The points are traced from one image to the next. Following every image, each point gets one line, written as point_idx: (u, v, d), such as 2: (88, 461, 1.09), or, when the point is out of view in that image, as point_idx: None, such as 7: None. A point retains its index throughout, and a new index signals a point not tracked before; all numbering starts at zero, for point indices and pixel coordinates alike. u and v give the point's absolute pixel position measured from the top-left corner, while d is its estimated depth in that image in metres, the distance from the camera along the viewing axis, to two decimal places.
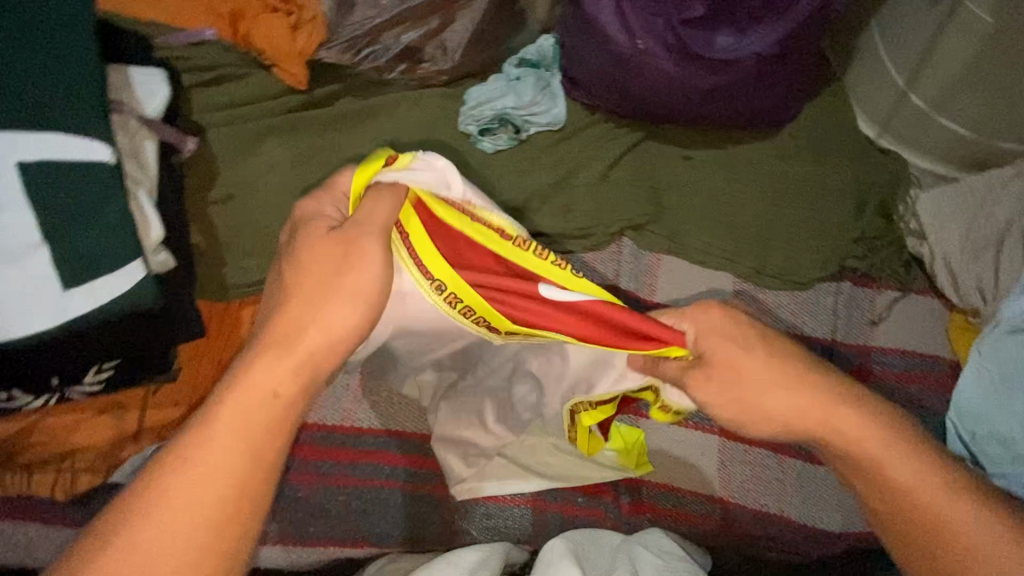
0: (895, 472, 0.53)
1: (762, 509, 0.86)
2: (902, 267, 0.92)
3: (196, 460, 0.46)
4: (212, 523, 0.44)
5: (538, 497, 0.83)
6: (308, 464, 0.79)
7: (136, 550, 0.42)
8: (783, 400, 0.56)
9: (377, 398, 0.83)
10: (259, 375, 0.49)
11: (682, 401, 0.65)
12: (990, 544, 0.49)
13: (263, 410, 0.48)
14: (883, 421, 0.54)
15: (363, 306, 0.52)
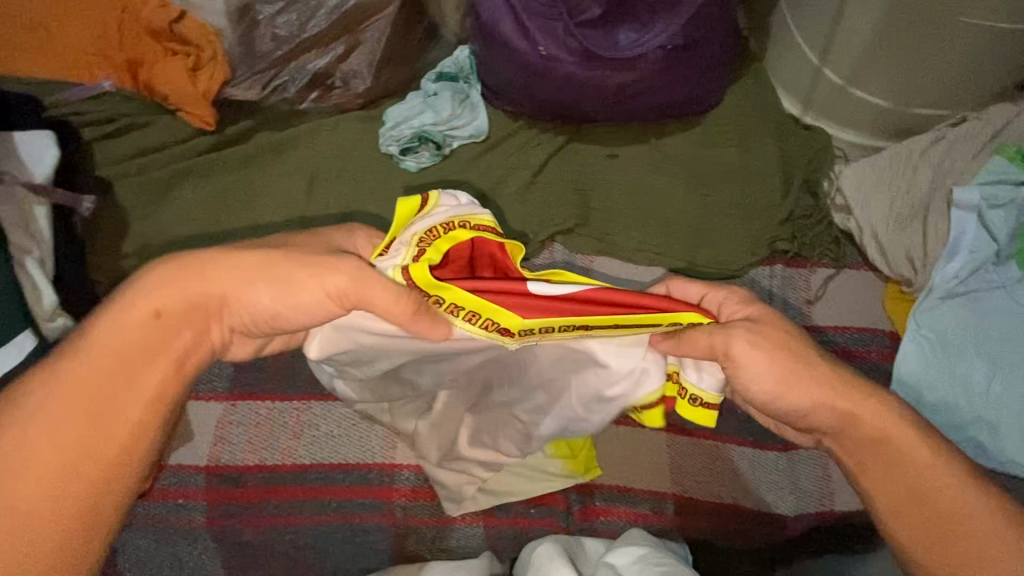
0: (856, 439, 0.55)
1: (717, 500, 0.86)
2: (833, 244, 0.92)
3: (67, 386, 0.47)
4: (65, 464, 0.45)
5: (489, 514, 0.83)
6: (253, 506, 0.79)
7: None
8: (804, 376, 0.56)
9: (318, 431, 0.82)
10: (145, 304, 0.49)
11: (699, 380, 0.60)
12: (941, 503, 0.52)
13: (142, 354, 0.49)
14: (818, 405, 0.55)
15: (276, 291, 0.53)
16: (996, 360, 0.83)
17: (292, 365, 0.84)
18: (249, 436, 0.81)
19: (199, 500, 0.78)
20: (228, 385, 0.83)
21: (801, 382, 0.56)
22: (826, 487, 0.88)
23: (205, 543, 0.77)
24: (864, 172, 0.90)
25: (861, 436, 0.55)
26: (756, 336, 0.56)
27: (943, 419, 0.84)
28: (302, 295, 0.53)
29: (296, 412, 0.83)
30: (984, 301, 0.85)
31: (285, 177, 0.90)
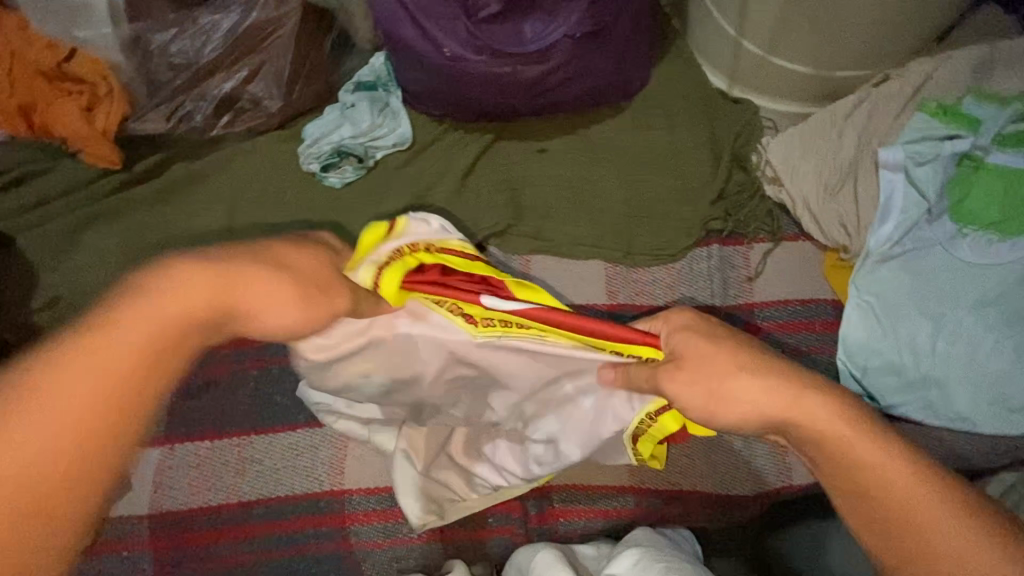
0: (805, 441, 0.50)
1: (675, 488, 0.86)
2: (766, 216, 0.91)
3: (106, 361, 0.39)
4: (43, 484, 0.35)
5: (446, 528, 0.82)
6: (201, 550, 0.77)
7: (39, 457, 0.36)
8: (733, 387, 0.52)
9: (262, 465, 0.81)
10: (177, 299, 0.42)
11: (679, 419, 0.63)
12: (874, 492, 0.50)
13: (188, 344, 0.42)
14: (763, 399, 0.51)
15: (278, 312, 0.46)
16: (939, 318, 0.83)
17: (229, 401, 0.83)
18: (191, 479, 0.80)
19: (144, 549, 0.77)
20: (163, 428, 0.81)
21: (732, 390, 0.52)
22: (784, 463, 0.87)
23: None
24: (791, 142, 0.89)
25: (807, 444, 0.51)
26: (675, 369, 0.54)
27: (893, 382, 0.83)
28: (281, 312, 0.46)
29: (237, 447, 0.81)
30: (922, 260, 0.84)
31: (205, 209, 0.87)
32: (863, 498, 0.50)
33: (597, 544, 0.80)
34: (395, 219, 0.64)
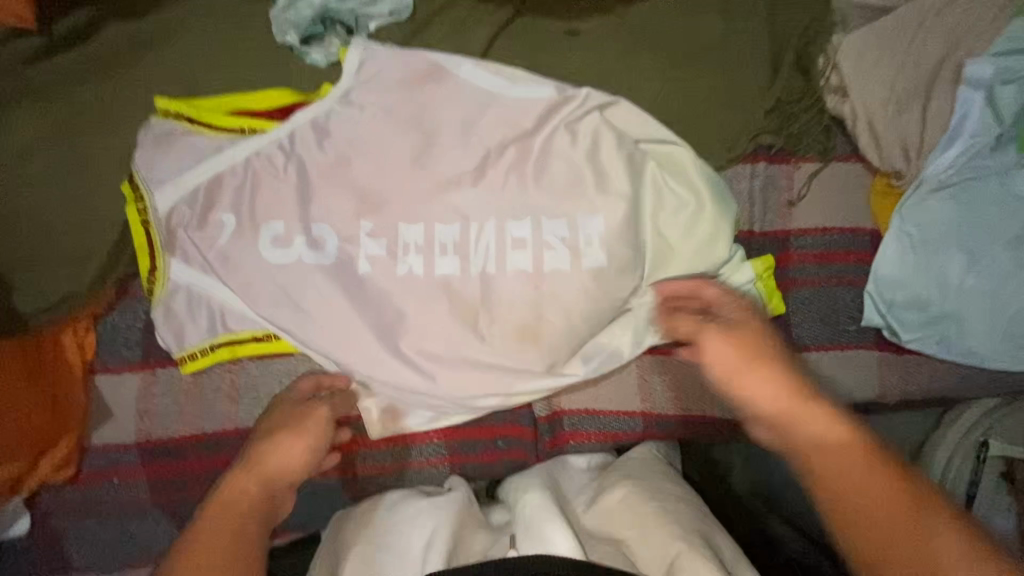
0: (792, 431, 0.58)
1: (685, 413, 0.83)
2: (822, 133, 0.82)
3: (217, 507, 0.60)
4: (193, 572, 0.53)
5: (454, 453, 0.80)
6: (200, 479, 0.72)
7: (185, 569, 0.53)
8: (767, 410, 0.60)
9: (258, 392, 0.74)
10: (287, 454, 0.65)
11: (200, 343, 0.71)
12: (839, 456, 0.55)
13: (246, 491, 0.61)
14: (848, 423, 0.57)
15: (298, 437, 0.66)
16: (974, 252, 0.78)
17: (195, 316, 0.71)
18: (179, 408, 0.72)
19: (137, 479, 0.71)
20: (141, 352, 0.71)
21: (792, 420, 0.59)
22: None
23: (153, 516, 0.72)
24: (865, 45, 0.80)
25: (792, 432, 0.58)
26: (335, 329, 0.74)
27: (916, 317, 0.80)
28: (276, 201, 0.72)
29: (229, 373, 0.73)
30: (975, 191, 0.78)
31: (152, 88, 0.72)
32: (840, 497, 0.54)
33: (590, 457, 0.81)
34: (216, 119, 0.71)
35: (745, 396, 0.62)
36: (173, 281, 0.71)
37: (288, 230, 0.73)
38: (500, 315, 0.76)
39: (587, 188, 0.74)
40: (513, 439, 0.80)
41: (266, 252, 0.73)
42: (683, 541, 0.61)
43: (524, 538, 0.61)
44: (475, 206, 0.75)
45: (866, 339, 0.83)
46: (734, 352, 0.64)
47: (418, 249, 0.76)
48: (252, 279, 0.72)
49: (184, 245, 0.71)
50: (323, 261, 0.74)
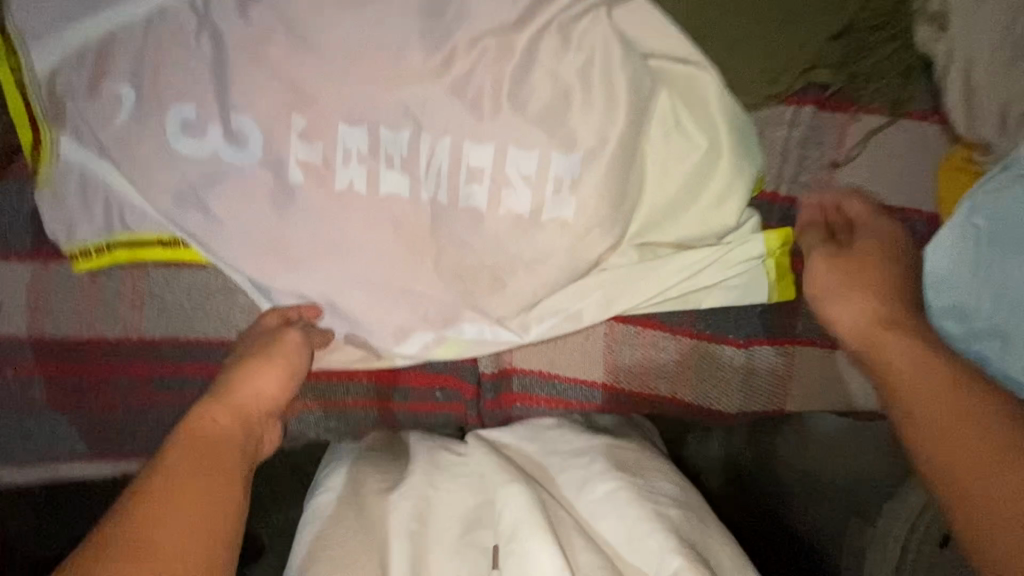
0: (884, 355, 0.55)
1: (652, 393, 0.72)
2: (900, 78, 0.63)
3: (192, 446, 0.50)
4: (183, 522, 0.44)
5: (385, 397, 0.72)
6: (100, 383, 0.66)
7: (164, 515, 0.44)
8: (888, 343, 0.55)
9: (165, 302, 0.65)
10: (260, 390, 0.57)
11: (96, 237, 0.63)
12: (912, 369, 0.53)
13: (221, 428, 0.53)
14: (921, 356, 0.53)
15: (277, 372, 0.59)
16: None
17: (88, 204, 0.62)
18: (76, 306, 0.65)
19: (31, 374, 0.65)
20: (30, 237, 0.64)
21: (878, 343, 0.56)
22: (782, 388, 0.72)
23: (51, 419, 0.67)
24: None
25: (884, 355, 0.55)
26: (255, 244, 0.64)
27: (954, 331, 0.60)
28: (186, 78, 0.59)
29: (131, 277, 0.65)
30: None
31: None
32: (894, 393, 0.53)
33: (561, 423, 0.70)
34: None
35: (822, 306, 0.61)
36: (63, 162, 0.62)
37: (201, 117, 0.60)
38: (449, 256, 0.64)
39: (571, 114, 0.60)
40: (453, 392, 0.72)
41: (175, 140, 0.61)
42: (678, 555, 0.52)
43: (505, 560, 0.55)
44: (429, 118, 0.61)
45: None
46: (835, 279, 0.60)
47: (360, 159, 0.62)
48: (156, 171, 0.61)
49: (71, 118, 0.60)
50: (246, 160, 0.62)
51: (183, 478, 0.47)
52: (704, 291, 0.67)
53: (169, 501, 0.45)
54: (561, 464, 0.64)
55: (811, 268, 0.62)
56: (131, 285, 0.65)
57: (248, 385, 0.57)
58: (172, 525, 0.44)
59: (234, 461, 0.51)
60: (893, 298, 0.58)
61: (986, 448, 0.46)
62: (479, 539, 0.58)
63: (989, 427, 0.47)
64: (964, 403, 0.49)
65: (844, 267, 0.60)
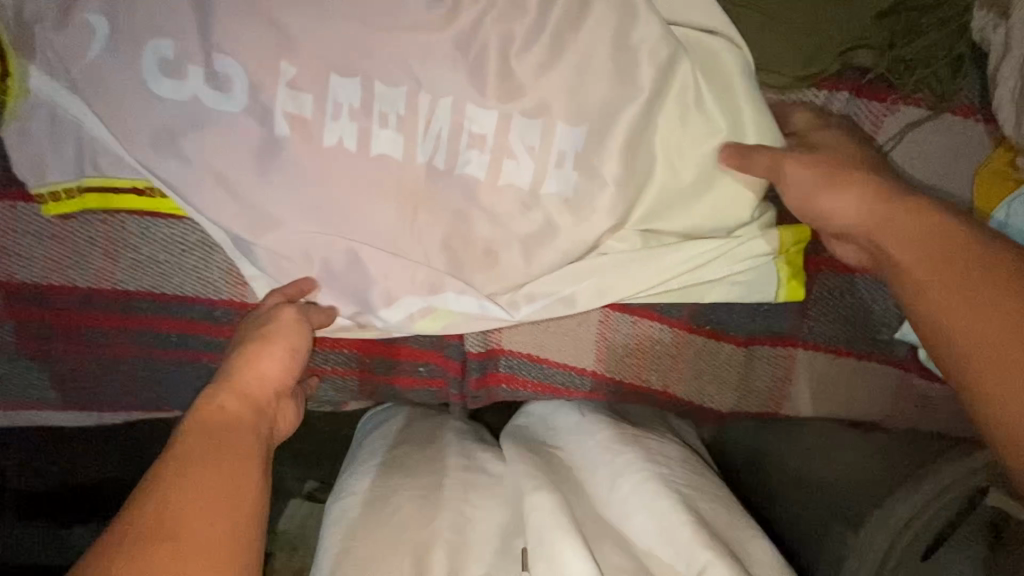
0: (887, 240, 0.51)
1: (644, 385, 0.70)
2: (947, 69, 0.57)
3: (199, 438, 0.48)
4: (194, 520, 0.42)
5: (365, 369, 0.69)
6: (73, 333, 0.64)
7: (177, 510, 0.42)
8: (888, 226, 0.51)
9: (138, 254, 0.62)
10: (263, 374, 0.55)
11: (65, 180, 0.59)
12: (917, 246, 0.50)
13: (228, 417, 0.50)
14: (929, 226, 0.49)
15: (284, 354, 0.57)
16: None
17: (57, 144, 0.58)
18: (46, 251, 0.62)
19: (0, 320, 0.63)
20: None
21: (882, 224, 0.51)
22: (779, 391, 0.69)
23: (23, 366, 0.65)
24: None
25: (887, 239, 0.51)
26: (232, 199, 0.59)
27: None
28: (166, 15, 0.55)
29: (103, 225, 0.62)
30: None
31: None
32: (906, 275, 0.50)
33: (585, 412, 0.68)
34: None
35: (809, 210, 0.54)
36: (32, 95, 0.58)
37: (181, 57, 0.56)
38: (441, 225, 0.60)
39: (583, 84, 0.56)
40: (437, 367, 0.69)
41: (153, 81, 0.56)
42: (711, 550, 0.50)
43: (534, 561, 0.53)
44: (426, 77, 0.57)
45: (893, 355, 0.67)
46: (818, 178, 0.53)
47: (352, 115, 0.58)
48: (132, 114, 0.57)
49: (38, 48, 0.56)
50: (230, 109, 0.57)
51: (191, 473, 0.45)
52: (710, 286, 0.63)
53: (180, 496, 0.43)
54: (592, 464, 0.62)
55: (789, 176, 0.55)
56: (105, 234, 0.62)
57: (254, 367, 0.55)
58: (183, 521, 0.42)
59: (244, 452, 0.49)
60: (882, 174, 0.52)
61: (1009, 325, 0.45)
62: (514, 550, 0.57)
63: (1011, 287, 0.46)
64: (979, 268, 0.47)
65: (820, 168, 0.54)
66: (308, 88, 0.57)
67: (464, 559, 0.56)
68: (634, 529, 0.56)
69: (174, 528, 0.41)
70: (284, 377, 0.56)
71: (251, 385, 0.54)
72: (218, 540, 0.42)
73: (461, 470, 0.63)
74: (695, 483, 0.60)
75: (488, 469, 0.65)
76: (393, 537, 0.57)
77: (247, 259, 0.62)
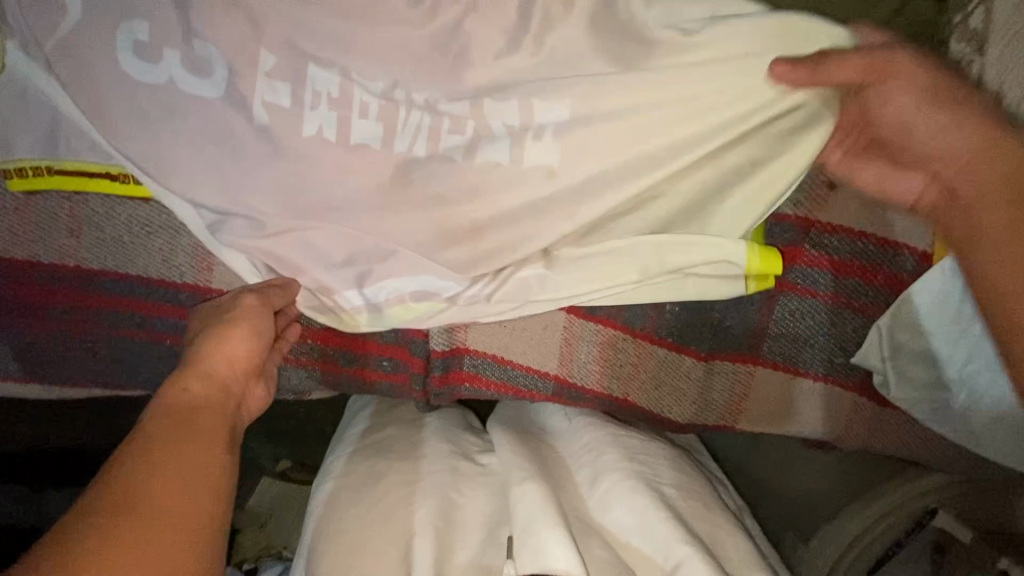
0: (974, 173, 0.51)
1: (606, 392, 0.70)
2: None
3: (163, 418, 0.49)
4: (161, 496, 0.44)
5: (329, 360, 0.70)
6: (37, 309, 0.64)
7: (145, 488, 0.44)
8: (979, 161, 0.51)
9: (103, 233, 0.62)
10: (226, 352, 0.56)
11: (33, 158, 0.60)
12: (997, 181, 0.50)
13: (191, 399, 0.52)
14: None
15: (248, 338, 0.57)
16: None
17: (28, 121, 0.59)
18: (9, 225, 0.61)
19: None
20: None
21: (972, 159, 0.51)
22: (736, 406, 0.70)
23: None
24: None
25: (975, 173, 0.51)
26: (198, 185, 0.59)
27: (921, 375, 0.64)
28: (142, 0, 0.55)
29: (69, 205, 0.61)
30: None
31: None
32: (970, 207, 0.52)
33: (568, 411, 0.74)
34: None
35: (895, 120, 0.53)
36: (8, 72, 0.58)
37: (156, 40, 0.56)
38: (411, 220, 0.59)
39: (563, 90, 0.56)
40: (396, 360, 0.70)
41: (131, 64, 0.56)
42: (687, 547, 0.55)
43: (518, 550, 0.56)
44: (404, 80, 0.57)
45: (849, 377, 0.67)
46: (929, 86, 0.52)
47: (329, 107, 0.57)
48: (112, 95, 0.57)
49: (14, 26, 0.57)
50: (209, 93, 0.57)
51: (156, 453, 0.47)
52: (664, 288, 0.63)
53: (146, 474, 0.45)
54: (576, 464, 0.67)
55: (897, 75, 0.52)
56: (70, 213, 0.61)
57: (218, 350, 0.56)
58: (151, 498, 0.44)
59: (210, 431, 0.51)
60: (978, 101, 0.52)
61: None
62: (498, 539, 0.61)
63: None
64: None
65: (931, 84, 0.52)
66: (284, 79, 0.57)
67: (449, 547, 0.60)
68: (617, 525, 0.60)
69: (142, 505, 0.43)
70: (249, 357, 0.57)
71: (212, 368, 0.54)
72: (185, 515, 0.44)
73: (448, 459, 0.68)
74: (680, 483, 0.65)
75: (477, 459, 0.70)
76: (381, 528, 0.61)
77: (212, 245, 0.62)
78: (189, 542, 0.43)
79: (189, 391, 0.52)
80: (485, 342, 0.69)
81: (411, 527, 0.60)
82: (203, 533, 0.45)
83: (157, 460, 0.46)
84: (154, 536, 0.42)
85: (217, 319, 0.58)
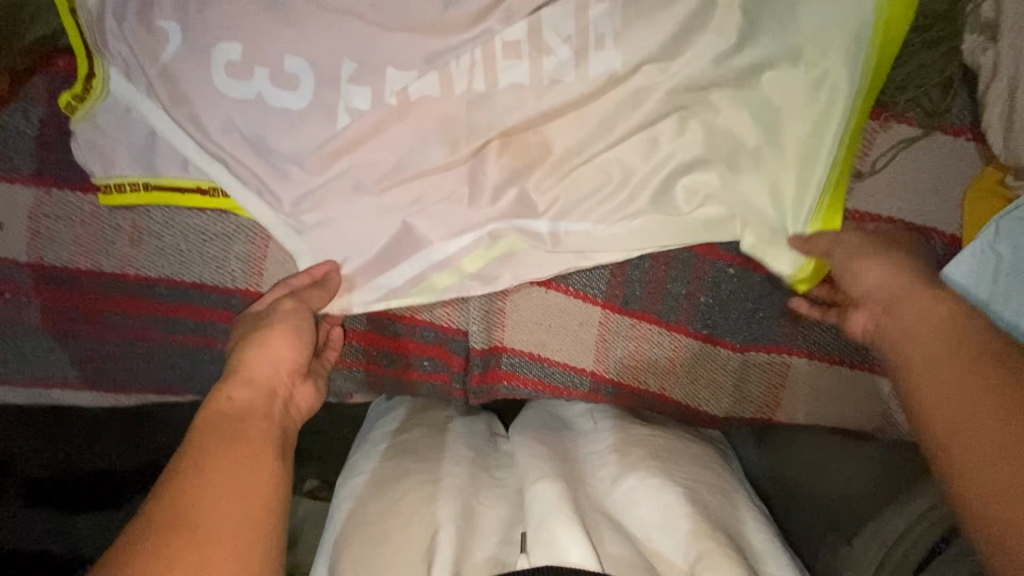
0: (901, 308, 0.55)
1: (641, 386, 0.72)
2: (938, 89, 0.61)
3: (211, 427, 0.51)
4: (213, 504, 0.46)
5: (372, 361, 0.72)
6: (94, 315, 0.67)
7: (195, 499, 0.46)
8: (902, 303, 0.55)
9: (162, 242, 0.65)
10: (273, 357, 0.58)
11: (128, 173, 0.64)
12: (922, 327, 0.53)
13: (236, 407, 0.54)
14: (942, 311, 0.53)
15: (292, 341, 0.59)
16: None
17: (120, 140, 0.63)
18: (74, 234, 0.65)
19: (30, 299, 0.66)
20: (36, 164, 0.64)
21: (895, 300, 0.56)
22: (774, 398, 0.71)
23: (44, 344, 0.68)
24: None
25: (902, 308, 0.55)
26: (266, 192, 0.63)
27: None
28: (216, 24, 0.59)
29: (131, 217, 0.65)
30: None
31: None
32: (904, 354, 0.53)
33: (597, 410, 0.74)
34: None
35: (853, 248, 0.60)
36: (110, 97, 0.63)
37: (235, 59, 0.60)
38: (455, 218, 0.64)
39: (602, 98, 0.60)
40: (439, 360, 0.72)
41: (227, 83, 0.60)
42: (692, 549, 0.55)
43: (532, 545, 0.56)
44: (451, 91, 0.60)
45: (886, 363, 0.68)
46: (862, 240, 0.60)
47: (379, 120, 0.61)
48: (202, 111, 0.61)
49: (114, 51, 0.62)
50: (294, 105, 0.61)
51: (207, 462, 0.49)
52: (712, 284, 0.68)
53: (195, 485, 0.47)
54: (596, 465, 0.67)
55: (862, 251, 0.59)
56: (133, 225, 0.65)
57: (263, 356, 0.58)
58: (202, 508, 0.46)
59: (259, 437, 0.52)
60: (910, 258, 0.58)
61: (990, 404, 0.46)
62: (514, 538, 0.61)
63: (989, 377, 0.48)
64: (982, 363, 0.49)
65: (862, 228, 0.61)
66: (343, 94, 0.60)
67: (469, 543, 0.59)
68: (638, 524, 0.60)
69: (193, 515, 0.45)
70: (294, 359, 0.59)
71: (255, 377, 0.57)
72: (236, 519, 0.46)
73: (470, 465, 0.68)
74: (697, 478, 0.64)
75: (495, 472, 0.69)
76: (404, 527, 0.61)
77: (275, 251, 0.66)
78: (239, 543, 0.45)
79: (235, 398, 0.54)
80: (523, 342, 0.71)
81: (435, 524, 0.60)
82: (256, 534, 0.46)
83: (208, 469, 0.48)
84: (204, 542, 0.44)
85: (263, 326, 0.60)
